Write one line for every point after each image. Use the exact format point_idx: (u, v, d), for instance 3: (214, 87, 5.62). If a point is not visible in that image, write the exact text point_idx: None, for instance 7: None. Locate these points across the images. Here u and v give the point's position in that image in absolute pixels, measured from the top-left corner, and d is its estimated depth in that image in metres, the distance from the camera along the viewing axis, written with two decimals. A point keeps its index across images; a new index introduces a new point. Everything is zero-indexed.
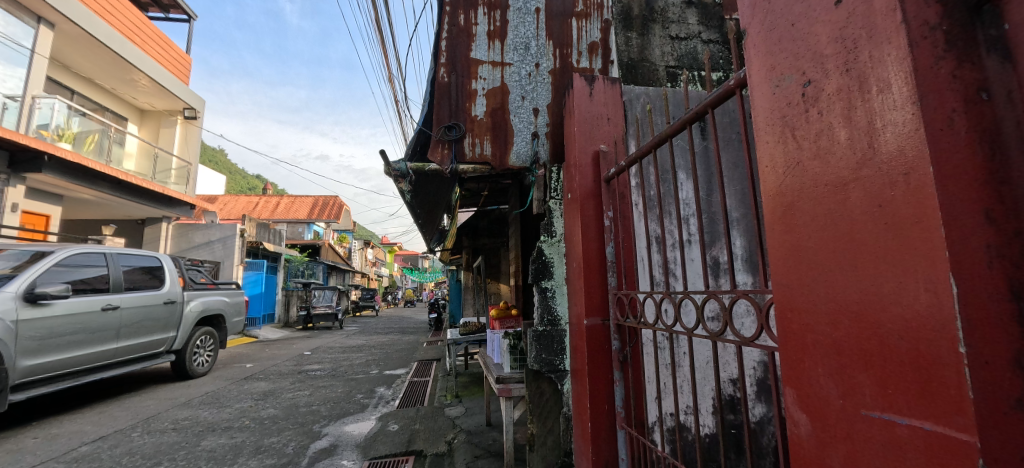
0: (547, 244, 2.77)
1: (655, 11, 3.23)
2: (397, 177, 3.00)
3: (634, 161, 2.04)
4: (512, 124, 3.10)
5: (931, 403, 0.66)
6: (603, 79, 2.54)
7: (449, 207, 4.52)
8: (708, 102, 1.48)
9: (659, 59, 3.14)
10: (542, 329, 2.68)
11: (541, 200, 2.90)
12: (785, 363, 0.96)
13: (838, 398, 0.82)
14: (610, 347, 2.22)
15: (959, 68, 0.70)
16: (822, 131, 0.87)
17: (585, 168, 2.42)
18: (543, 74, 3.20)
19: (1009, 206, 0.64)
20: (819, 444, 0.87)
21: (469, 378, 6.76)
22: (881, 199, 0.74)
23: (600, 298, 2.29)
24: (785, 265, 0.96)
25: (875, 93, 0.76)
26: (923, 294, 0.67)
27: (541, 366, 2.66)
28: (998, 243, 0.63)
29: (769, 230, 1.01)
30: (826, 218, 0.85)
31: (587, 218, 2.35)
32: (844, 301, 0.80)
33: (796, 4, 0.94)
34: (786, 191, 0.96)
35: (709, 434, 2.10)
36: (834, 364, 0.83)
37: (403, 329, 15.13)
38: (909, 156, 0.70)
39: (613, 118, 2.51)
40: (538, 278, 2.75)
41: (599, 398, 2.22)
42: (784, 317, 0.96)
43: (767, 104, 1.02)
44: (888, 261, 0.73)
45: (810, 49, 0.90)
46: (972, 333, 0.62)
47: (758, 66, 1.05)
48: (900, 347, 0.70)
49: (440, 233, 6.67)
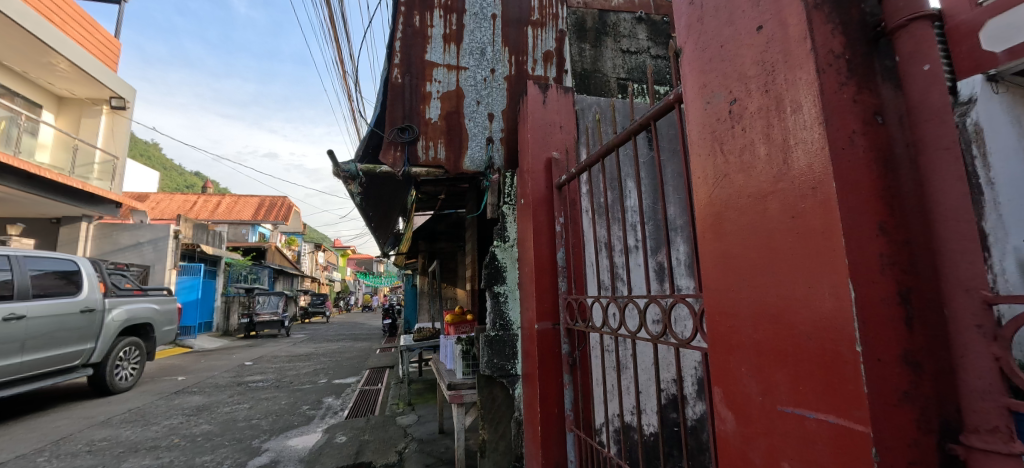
0: (499, 249, 2.78)
1: (608, 25, 3.41)
2: (346, 178, 2.91)
3: (584, 169, 2.10)
4: (467, 128, 3.09)
5: (836, 398, 0.72)
6: (556, 88, 2.60)
7: (404, 210, 4.41)
8: (650, 114, 1.56)
9: (610, 71, 3.31)
10: (494, 334, 2.67)
11: (495, 204, 2.92)
12: (714, 363, 1.02)
13: (759, 396, 0.88)
14: (561, 350, 2.26)
15: (859, 94, 0.78)
16: (746, 146, 0.93)
17: (537, 174, 2.45)
18: (498, 80, 3.21)
19: (896, 219, 0.74)
20: (742, 439, 0.92)
21: (423, 385, 6.61)
22: (794, 211, 0.80)
23: (551, 302, 2.32)
24: (715, 271, 1.01)
25: (789, 113, 0.83)
26: (829, 298, 0.73)
27: (493, 371, 2.66)
28: (888, 252, 0.72)
29: (700, 236, 1.07)
30: (749, 228, 0.91)
31: (539, 224, 2.39)
32: (763, 304, 0.86)
33: (725, 26, 1.00)
34: (715, 201, 1.02)
35: (651, 433, 2.18)
36: (755, 363, 0.89)
37: (355, 336, 14.56)
38: (815, 172, 0.77)
39: (566, 127, 2.58)
40: (491, 282, 2.75)
41: (549, 401, 2.24)
42: (714, 320, 1.02)
43: (700, 120, 1.08)
44: (799, 267, 0.79)
45: (736, 70, 0.97)
46: (867, 332, 0.69)
47: (692, 83, 1.12)
48: (809, 346, 0.76)
49: (394, 236, 6.49)
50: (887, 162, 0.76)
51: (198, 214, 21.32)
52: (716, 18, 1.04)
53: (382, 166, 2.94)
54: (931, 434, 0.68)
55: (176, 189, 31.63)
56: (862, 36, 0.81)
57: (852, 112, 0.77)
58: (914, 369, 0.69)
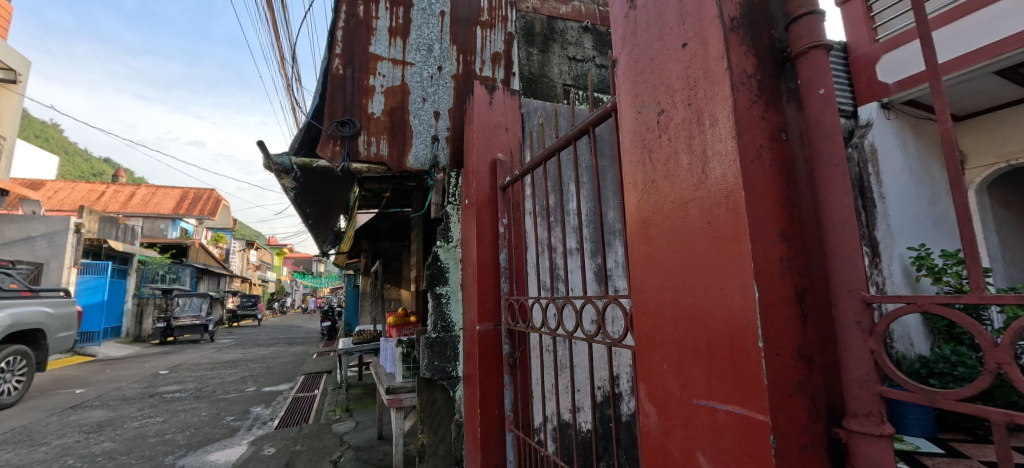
0: (442, 250, 2.75)
1: (556, 32, 3.51)
2: (279, 171, 2.75)
3: (527, 171, 2.12)
4: (412, 125, 3.02)
5: (741, 390, 0.78)
6: (503, 90, 2.61)
7: (345, 208, 4.20)
8: (590, 120, 1.61)
9: (557, 76, 3.42)
10: (435, 335, 2.63)
11: (439, 204, 2.86)
12: (641, 361, 1.07)
13: (678, 390, 0.93)
14: (502, 351, 2.27)
15: (767, 112, 0.85)
16: (670, 156, 0.99)
17: (482, 175, 2.45)
18: (445, 78, 3.16)
19: (795, 227, 0.82)
20: (662, 431, 0.98)
21: (363, 390, 6.34)
22: (710, 217, 0.86)
23: (493, 303, 2.32)
24: (641, 272, 1.07)
25: (708, 127, 0.89)
26: (737, 297, 0.79)
27: (433, 374, 2.61)
28: (787, 256, 0.80)
29: (630, 240, 1.12)
30: (672, 232, 0.96)
31: (483, 224, 2.38)
32: (683, 303, 0.92)
33: (655, 41, 1.06)
34: (643, 207, 1.07)
35: (587, 430, 2.25)
36: (675, 359, 0.94)
37: (289, 340, 13.67)
38: (728, 182, 0.83)
39: (511, 129, 2.60)
40: (433, 283, 2.70)
41: (489, 403, 2.24)
42: (640, 320, 1.07)
43: (631, 128, 1.14)
44: (713, 271, 0.85)
45: (663, 83, 1.03)
46: (768, 329, 0.76)
47: (626, 92, 1.17)
48: (720, 342, 0.83)
49: (334, 234, 6.14)
50: (787, 175, 0.84)
51: (106, 206, 18.97)
52: (648, 32, 1.09)
53: (320, 160, 2.82)
54: (820, 420, 0.76)
55: (78, 176, 27.92)
56: (770, 60, 0.89)
57: (761, 127, 0.84)
58: (807, 361, 0.77)
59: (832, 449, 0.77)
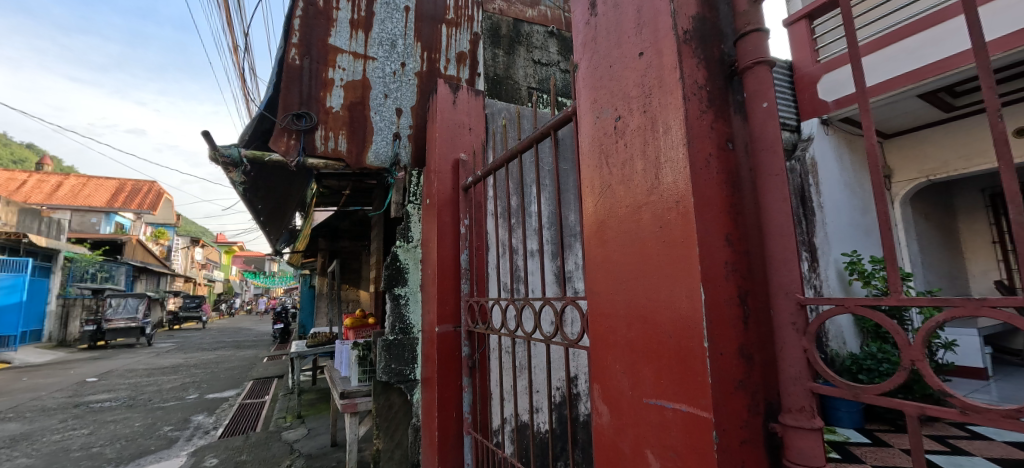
0: (401, 250, 2.69)
1: (521, 34, 3.53)
2: (226, 164, 2.62)
3: (489, 173, 2.12)
4: (373, 121, 2.93)
5: (688, 389, 0.81)
6: (467, 89, 2.60)
7: (302, 205, 4.01)
8: (551, 124, 1.64)
9: (522, 79, 3.43)
10: (393, 338, 2.56)
11: (399, 203, 2.83)
12: (595, 362, 1.09)
13: (630, 390, 0.96)
14: (461, 353, 2.26)
15: (715, 122, 0.89)
16: (626, 162, 1.01)
17: (444, 175, 2.42)
18: (409, 75, 3.09)
19: (739, 232, 0.86)
20: (615, 430, 1.00)
21: (317, 395, 6.08)
22: (662, 221, 0.89)
23: (453, 305, 2.30)
24: (597, 274, 1.09)
25: (662, 134, 0.91)
26: (686, 299, 0.82)
27: (389, 377, 2.54)
28: (731, 261, 0.83)
29: (587, 242, 1.14)
30: (627, 236, 0.99)
31: (444, 224, 2.35)
32: (635, 305, 0.95)
33: (614, 48, 1.08)
34: (600, 211, 1.09)
35: (545, 431, 2.27)
36: (627, 359, 0.97)
37: (237, 343, 12.89)
38: (679, 188, 0.86)
39: (475, 129, 2.59)
40: (391, 285, 2.63)
41: (448, 406, 2.22)
42: (595, 320, 1.09)
43: (590, 132, 1.16)
44: (664, 273, 0.88)
45: (620, 90, 1.05)
46: (712, 330, 0.79)
47: (586, 97, 1.19)
48: (669, 343, 0.86)
49: (289, 232, 5.85)
50: (733, 183, 0.88)
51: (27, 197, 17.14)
52: (607, 40, 1.11)
53: (273, 153, 2.70)
54: (759, 416, 0.81)
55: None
56: (719, 73, 0.93)
57: (710, 137, 0.88)
58: (747, 360, 0.81)
59: (770, 443, 0.81)
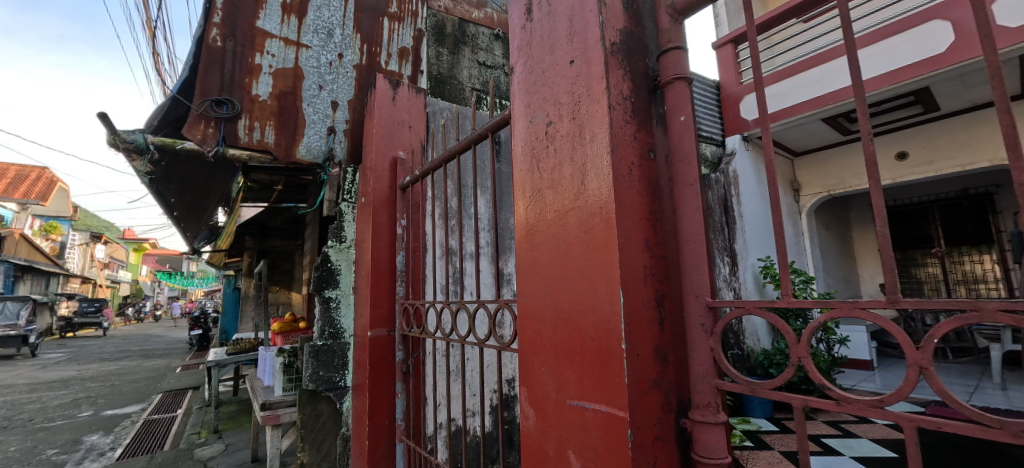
0: (333, 250, 2.55)
1: (466, 35, 3.51)
2: (129, 151, 2.34)
3: (428, 172, 2.08)
4: (305, 113, 2.75)
5: (607, 390, 0.84)
6: (407, 86, 2.53)
7: (225, 201, 3.68)
8: (489, 126, 1.64)
9: (466, 79, 3.42)
10: (322, 343, 2.41)
11: (332, 201, 2.70)
12: (523, 365, 1.09)
13: (554, 392, 0.97)
14: (394, 358, 2.19)
15: (638, 133, 0.93)
16: (555, 167, 1.03)
17: (381, 173, 2.34)
18: (346, 67, 2.93)
19: (657, 238, 0.91)
20: (540, 433, 1.01)
21: (237, 407, 5.59)
22: (587, 226, 0.91)
23: (387, 308, 2.22)
24: (526, 278, 1.09)
25: (588, 141, 0.94)
26: (607, 302, 0.84)
27: (317, 385, 2.38)
28: (649, 266, 0.87)
29: (517, 246, 1.14)
30: (555, 241, 1.00)
31: (379, 225, 2.27)
32: (561, 308, 0.96)
33: (547, 56, 1.10)
34: (530, 216, 1.10)
35: (485, 433, 2.26)
36: (553, 362, 0.98)
37: (145, 352, 11.52)
38: (603, 194, 0.88)
39: (415, 127, 2.53)
40: (321, 287, 2.48)
41: (379, 413, 2.13)
42: (524, 324, 1.10)
43: (523, 136, 1.16)
44: (588, 277, 0.90)
45: (552, 96, 1.07)
46: (630, 332, 0.82)
47: (520, 101, 1.20)
48: (591, 345, 0.88)
49: (210, 230, 5.32)
50: (653, 192, 0.93)
51: None
52: (542, 45, 1.13)
53: (187, 142, 2.45)
54: (671, 413, 0.85)
55: None
56: (644, 86, 0.98)
57: (633, 146, 0.91)
58: (661, 360, 0.85)
59: (679, 438, 0.86)
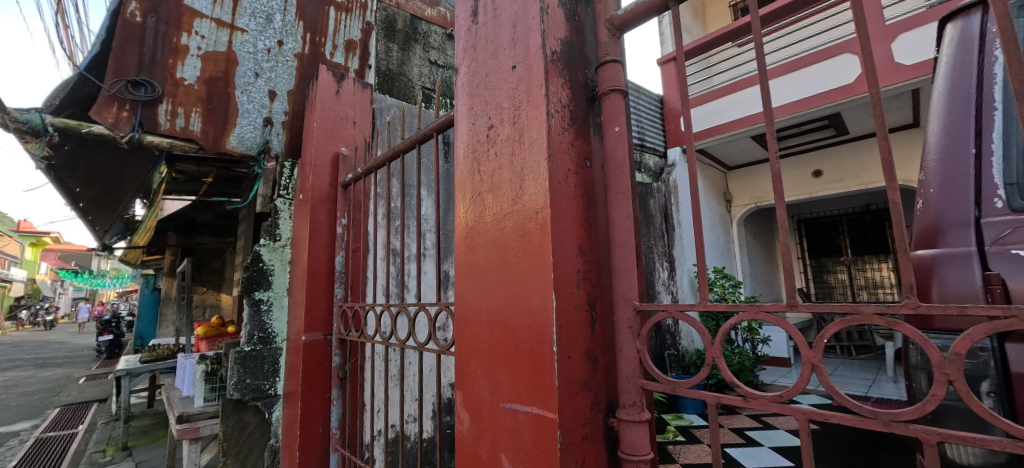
0: (266, 249, 2.40)
1: (418, 32, 3.45)
2: (23, 132, 2.08)
3: (372, 170, 2.02)
4: (238, 102, 2.56)
5: (538, 392, 0.85)
6: (353, 80, 2.44)
7: (146, 194, 3.35)
8: (434, 126, 1.62)
9: (416, 78, 3.36)
10: (250, 349, 2.25)
11: (267, 197, 2.56)
12: (458, 369, 1.08)
13: (488, 395, 0.98)
14: (330, 363, 2.09)
15: (575, 141, 0.96)
16: (495, 170, 1.03)
17: (321, 169, 2.23)
18: (287, 56, 2.76)
19: (591, 243, 0.94)
20: (474, 436, 1.01)
21: (152, 420, 5.07)
22: (523, 230, 0.92)
23: (324, 311, 2.12)
24: (464, 281, 1.09)
25: (526, 146, 0.95)
26: (540, 304, 0.86)
27: (242, 395, 2.21)
28: (583, 270, 0.90)
29: (456, 247, 1.14)
30: (492, 244, 1.01)
31: (318, 224, 2.16)
32: (497, 311, 0.97)
33: (491, 59, 1.11)
34: (469, 219, 1.10)
35: (427, 439, 2.21)
36: (488, 366, 0.98)
37: (39, 362, 10.11)
38: (539, 199, 0.90)
39: (359, 123, 2.45)
40: (251, 288, 2.31)
41: (312, 422, 2.02)
42: (460, 327, 1.09)
43: (466, 138, 1.16)
44: (523, 281, 0.91)
45: (494, 100, 1.07)
46: (560, 335, 0.83)
47: (464, 102, 1.19)
48: (524, 347, 0.89)
49: (125, 224, 4.79)
50: (588, 198, 0.96)
51: None
52: (486, 49, 1.13)
53: (95, 125, 2.21)
54: (599, 413, 0.88)
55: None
56: (583, 95, 1.01)
57: (570, 153, 0.94)
58: (592, 362, 0.88)
59: (607, 437, 0.89)
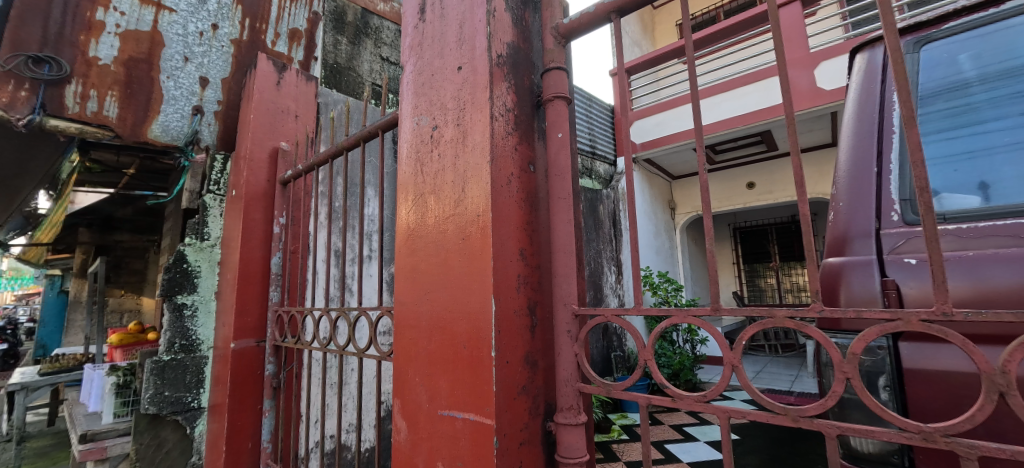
0: (191, 249, 2.20)
1: (370, 26, 3.34)
2: None
3: (313, 168, 1.92)
4: (163, 87, 2.34)
5: (476, 398, 0.83)
6: (296, 72, 2.32)
7: (50, 185, 2.98)
8: (380, 124, 1.56)
9: (366, 74, 3.24)
10: (169, 358, 2.05)
11: (194, 192, 2.38)
12: (396, 376, 1.05)
13: (426, 402, 0.95)
14: (263, 372, 1.96)
15: (519, 145, 0.96)
16: (438, 172, 1.01)
17: (257, 164, 2.09)
18: (222, 41, 2.56)
19: (532, 247, 0.94)
20: (410, 446, 0.97)
21: (53, 440, 4.49)
22: (464, 234, 0.91)
23: (257, 316, 1.98)
24: (404, 285, 1.06)
25: (469, 149, 0.94)
26: (480, 309, 0.85)
27: (159, 409, 2.01)
28: (524, 274, 0.90)
29: (397, 250, 1.10)
30: (434, 247, 0.99)
31: (252, 222, 2.02)
32: (436, 316, 0.95)
33: (436, 59, 1.09)
34: (411, 221, 1.07)
35: (367, 449, 2.13)
36: (427, 372, 0.96)
37: None
38: (481, 202, 0.89)
39: (302, 117, 2.32)
40: (172, 292, 2.10)
41: (240, 436, 1.88)
42: (399, 333, 1.06)
43: (409, 138, 1.13)
44: (463, 285, 0.89)
45: (438, 100, 1.05)
46: (499, 339, 0.83)
47: (409, 101, 1.16)
48: (463, 353, 0.87)
49: (25, 219, 4.23)
50: (530, 202, 0.96)
51: None
52: (432, 48, 1.11)
53: None
54: (538, 417, 0.88)
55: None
56: (528, 101, 1.01)
57: (513, 158, 0.94)
58: (531, 367, 0.88)
59: (545, 440, 0.89)
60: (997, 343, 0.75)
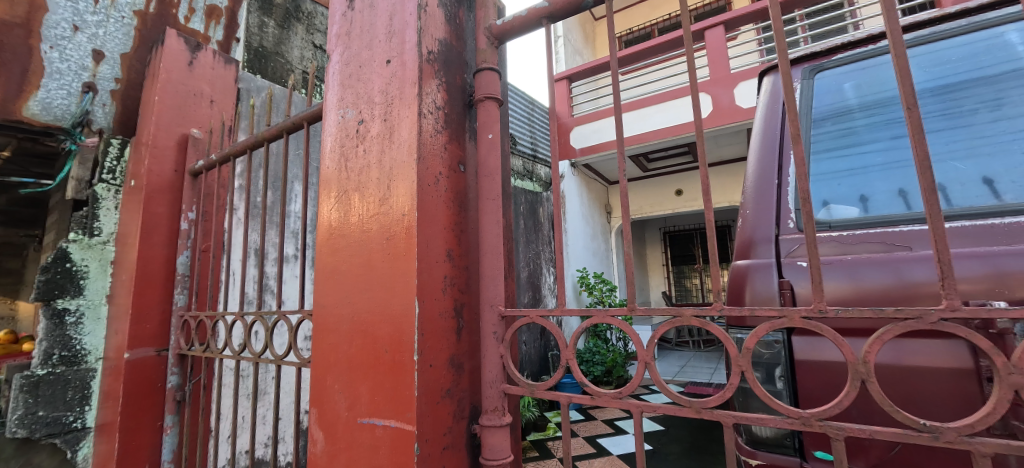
0: (76, 246, 1.92)
1: (301, 10, 3.13)
2: None
3: (229, 158, 1.75)
4: (45, 59, 2.02)
5: (398, 403, 0.80)
6: (213, 52, 2.11)
7: None
8: (304, 115, 1.46)
9: (296, 60, 3.03)
10: (45, 373, 1.77)
11: (83, 181, 2.02)
12: (314, 383, 0.98)
13: (345, 410, 0.90)
14: (165, 385, 1.76)
15: (448, 144, 0.95)
16: (363, 168, 0.97)
17: (162, 152, 1.87)
18: (122, 11, 2.26)
19: (460, 248, 0.93)
20: (327, 457, 0.92)
21: None
22: (388, 233, 0.87)
23: (157, 322, 1.77)
24: (325, 287, 1.00)
25: (396, 145, 0.90)
26: (403, 312, 0.82)
27: (31, 432, 1.73)
28: (450, 275, 0.89)
29: (317, 248, 1.04)
30: (357, 246, 0.94)
31: (154, 217, 1.81)
32: (358, 319, 0.90)
33: (365, 49, 1.04)
34: (334, 219, 1.01)
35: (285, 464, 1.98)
36: (347, 378, 0.91)
37: None
38: (406, 202, 0.86)
39: (217, 103, 2.12)
40: (50, 296, 1.82)
41: (135, 457, 1.67)
42: (319, 338, 0.99)
43: (334, 131, 1.07)
44: (387, 286, 0.86)
45: (366, 92, 1.01)
46: (423, 342, 0.81)
47: (334, 93, 1.10)
48: (384, 357, 0.84)
49: None
50: (459, 202, 0.95)
51: None
52: (360, 38, 1.06)
53: None
54: (462, 420, 0.87)
55: None
56: (459, 100, 1.00)
57: (441, 157, 0.92)
58: (457, 369, 0.88)
59: (470, 443, 0.88)
60: (863, 335, 0.86)
